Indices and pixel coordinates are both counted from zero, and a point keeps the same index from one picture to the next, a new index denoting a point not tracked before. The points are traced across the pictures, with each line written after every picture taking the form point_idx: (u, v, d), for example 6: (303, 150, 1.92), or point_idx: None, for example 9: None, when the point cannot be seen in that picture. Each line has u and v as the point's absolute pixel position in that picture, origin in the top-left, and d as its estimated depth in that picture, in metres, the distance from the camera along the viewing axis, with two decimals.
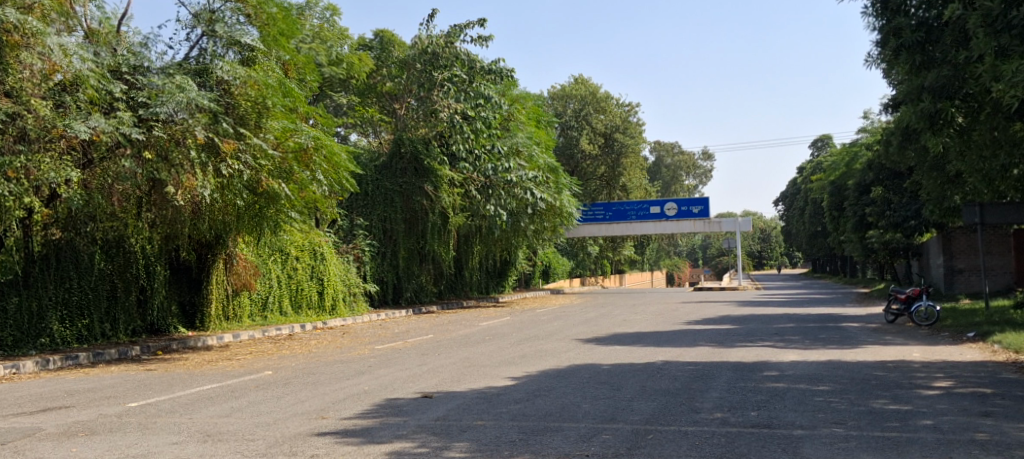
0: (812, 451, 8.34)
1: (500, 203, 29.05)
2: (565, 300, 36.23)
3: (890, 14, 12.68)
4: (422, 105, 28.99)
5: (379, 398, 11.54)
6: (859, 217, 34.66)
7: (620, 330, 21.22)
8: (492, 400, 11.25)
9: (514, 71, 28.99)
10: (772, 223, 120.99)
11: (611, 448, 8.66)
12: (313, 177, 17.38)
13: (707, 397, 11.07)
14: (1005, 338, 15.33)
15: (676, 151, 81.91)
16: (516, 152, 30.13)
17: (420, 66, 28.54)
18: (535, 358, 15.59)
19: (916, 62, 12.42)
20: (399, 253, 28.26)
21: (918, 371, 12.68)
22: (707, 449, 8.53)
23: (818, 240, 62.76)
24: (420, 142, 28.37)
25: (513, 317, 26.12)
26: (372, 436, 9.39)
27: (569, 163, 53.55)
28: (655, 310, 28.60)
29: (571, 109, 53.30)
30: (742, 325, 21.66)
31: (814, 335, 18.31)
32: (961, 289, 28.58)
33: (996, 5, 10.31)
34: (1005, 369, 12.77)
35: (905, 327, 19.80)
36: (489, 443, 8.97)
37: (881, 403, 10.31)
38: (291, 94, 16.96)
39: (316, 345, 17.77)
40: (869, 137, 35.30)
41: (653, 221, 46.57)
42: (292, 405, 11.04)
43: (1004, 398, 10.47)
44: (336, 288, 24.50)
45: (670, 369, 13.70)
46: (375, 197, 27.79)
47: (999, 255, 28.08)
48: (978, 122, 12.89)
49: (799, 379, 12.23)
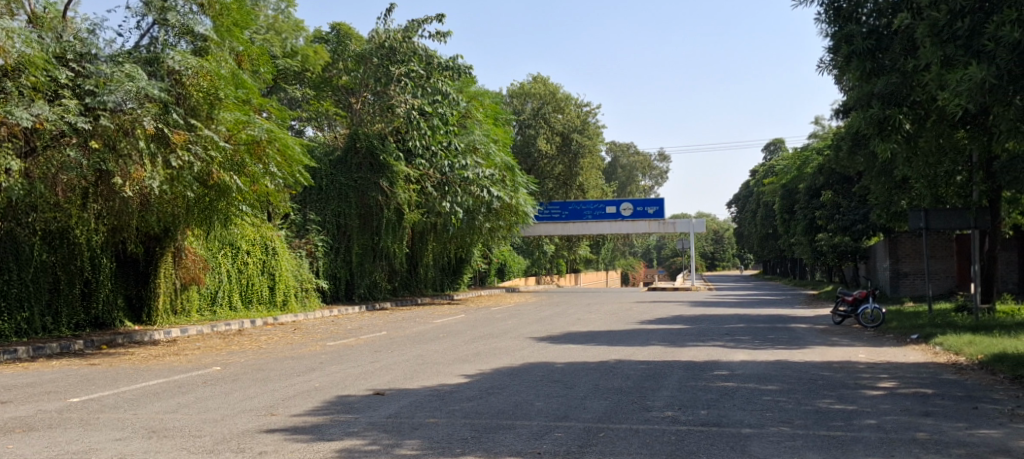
0: (760, 449, 8.44)
1: (456, 201, 28.75)
2: (520, 299, 36.33)
3: (842, 21, 12.88)
4: (379, 100, 28.62)
5: (330, 395, 11.44)
6: (809, 220, 35.69)
7: (574, 329, 21.28)
8: (444, 397, 11.23)
9: (471, 68, 28.94)
10: (724, 225, 122.69)
11: (563, 446, 8.68)
12: (266, 170, 17.15)
13: (659, 396, 11.15)
14: (947, 340, 15.69)
15: (632, 152, 82.40)
16: (473, 149, 30.06)
17: (376, 61, 28.10)
18: (489, 356, 15.57)
19: (866, 69, 12.56)
20: (353, 249, 28.24)
21: (863, 372, 12.90)
22: (658, 447, 8.59)
23: (770, 242, 63.74)
24: (376, 137, 28.18)
25: (468, 314, 26.11)
26: (322, 433, 9.30)
27: (526, 161, 53.50)
28: (609, 310, 28.69)
29: (529, 108, 53.39)
30: (694, 325, 21.90)
31: (763, 335, 18.57)
32: (905, 292, 29.22)
33: (942, 16, 10.49)
34: (946, 370, 13.06)
35: (850, 330, 20.17)
36: (441, 440, 8.95)
37: (827, 403, 10.48)
38: (244, 85, 16.93)
39: (266, 341, 17.56)
40: (820, 141, 36.26)
41: (610, 221, 46.77)
42: (240, 401, 10.90)
43: (945, 398, 10.70)
44: (287, 283, 24.20)
45: (623, 368, 13.78)
46: (330, 193, 27.67)
47: (942, 259, 28.69)
48: (925, 129, 13.05)
49: (748, 379, 12.38)
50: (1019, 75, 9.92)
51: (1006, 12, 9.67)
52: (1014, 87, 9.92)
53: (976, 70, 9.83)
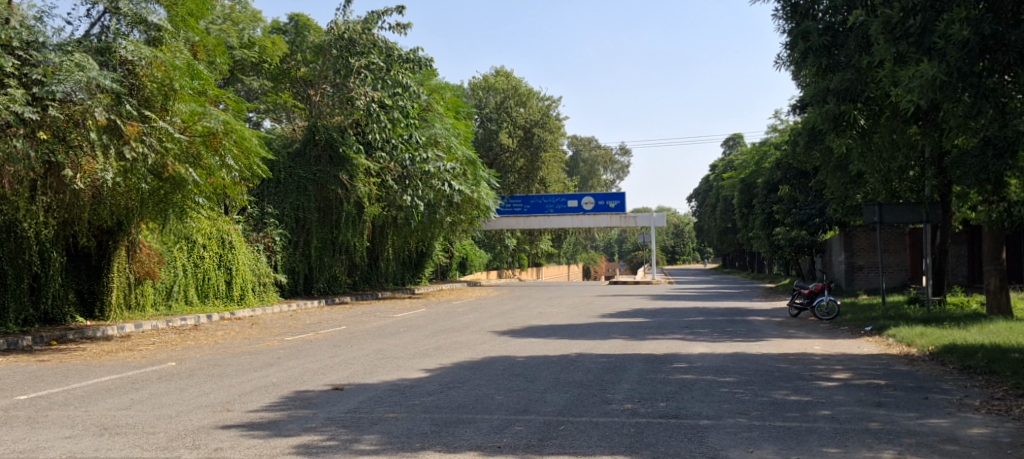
0: (717, 441, 8.51)
1: (417, 194, 28.71)
2: (482, 293, 36.32)
3: (798, 18, 13.03)
4: (339, 92, 28.45)
5: (288, 390, 11.33)
6: (767, 215, 36.10)
7: (535, 323, 21.30)
8: (404, 392, 11.16)
9: (432, 61, 28.76)
10: (684, 218, 123.75)
11: (523, 440, 8.67)
12: (222, 163, 16.94)
13: (619, 389, 11.19)
14: (899, 332, 15.95)
15: (593, 146, 82.67)
16: (434, 143, 29.96)
17: (336, 52, 28.04)
18: (450, 350, 15.51)
19: (822, 65, 12.73)
20: (312, 243, 27.96)
21: (818, 364, 13.05)
22: (617, 440, 8.62)
23: (729, 236, 64.48)
24: (335, 130, 28.04)
25: (429, 308, 26.02)
26: (279, 429, 9.21)
27: (488, 155, 53.41)
28: (570, 304, 28.78)
29: (491, 101, 53.28)
30: (654, 318, 22.03)
31: (722, 328, 18.73)
32: (860, 285, 29.65)
33: (895, 13, 10.60)
34: (898, 361, 13.26)
35: (806, 322, 20.42)
36: (400, 435, 8.90)
37: (783, 394, 10.59)
38: (200, 76, 16.59)
39: (222, 336, 17.36)
40: (777, 136, 36.95)
41: (572, 215, 46.89)
42: (195, 397, 10.75)
43: (897, 389, 10.86)
44: (244, 277, 23.92)
45: (583, 361, 13.81)
46: (288, 186, 27.33)
47: (895, 252, 29.18)
48: (880, 124, 13.26)
49: (706, 371, 12.47)
50: (969, 72, 10.03)
51: (956, 10, 9.87)
52: (964, 84, 10.05)
53: (927, 66, 9.94)
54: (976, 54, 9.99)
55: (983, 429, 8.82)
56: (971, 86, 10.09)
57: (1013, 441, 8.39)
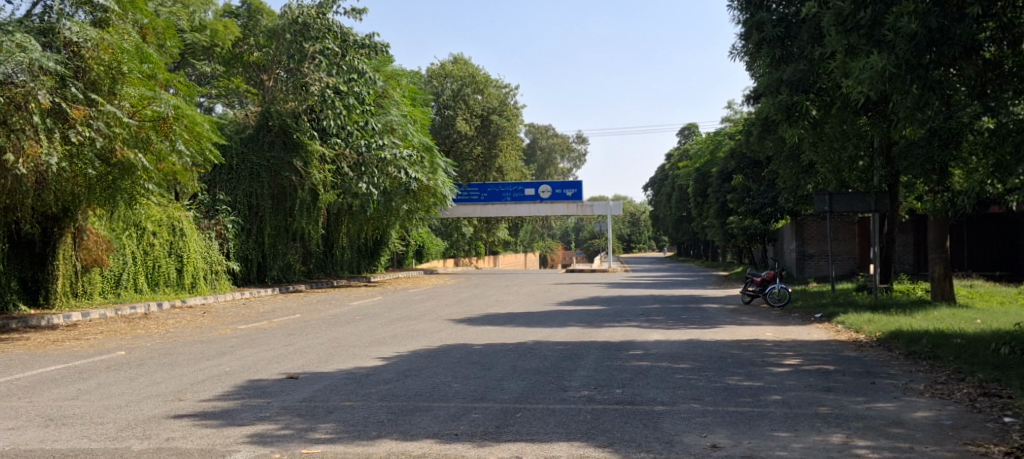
0: (672, 426, 8.54)
1: (373, 181, 28.38)
2: (438, 281, 36.20)
3: (752, 10, 13.29)
4: (292, 77, 28.00)
5: (241, 379, 11.16)
6: (721, 204, 36.43)
7: (492, 311, 21.25)
8: (359, 380, 11.06)
9: (387, 46, 28.63)
10: (640, 207, 124.70)
11: (480, 427, 8.63)
12: (174, 148, 16.63)
13: (576, 376, 11.19)
14: (848, 319, 16.19)
15: (550, 134, 82.73)
16: (391, 130, 29.72)
17: (290, 36, 27.51)
18: (406, 338, 15.42)
19: (776, 56, 12.86)
20: (265, 230, 27.64)
21: (770, 350, 13.20)
22: (574, 426, 8.61)
23: (684, 225, 65.13)
24: (289, 115, 27.63)
25: (385, 296, 25.87)
26: (232, 418, 9.07)
27: (445, 143, 53.17)
28: (527, 291, 28.80)
29: (448, 89, 52.97)
30: (610, 306, 22.11)
31: (677, 316, 18.87)
32: (810, 273, 30.12)
33: (846, 6, 10.65)
34: (847, 347, 13.45)
35: (758, 309, 20.66)
36: (356, 424, 8.80)
37: (736, 380, 10.68)
38: (149, 59, 16.39)
39: (173, 324, 17.10)
40: (731, 126, 37.40)
41: (529, 203, 46.91)
42: (145, 387, 10.54)
43: (846, 374, 11.01)
44: (195, 265, 23.53)
45: (539, 348, 13.80)
46: (241, 172, 26.94)
47: (845, 241, 29.58)
48: (830, 115, 12.99)
49: (661, 358, 12.53)
50: (916, 64, 10.08)
51: (903, 4, 9.88)
52: (912, 76, 10.09)
53: (876, 58, 10.03)
54: (922, 47, 10.02)
55: (927, 412, 8.97)
56: (918, 77, 10.11)
57: (955, 423, 8.54)
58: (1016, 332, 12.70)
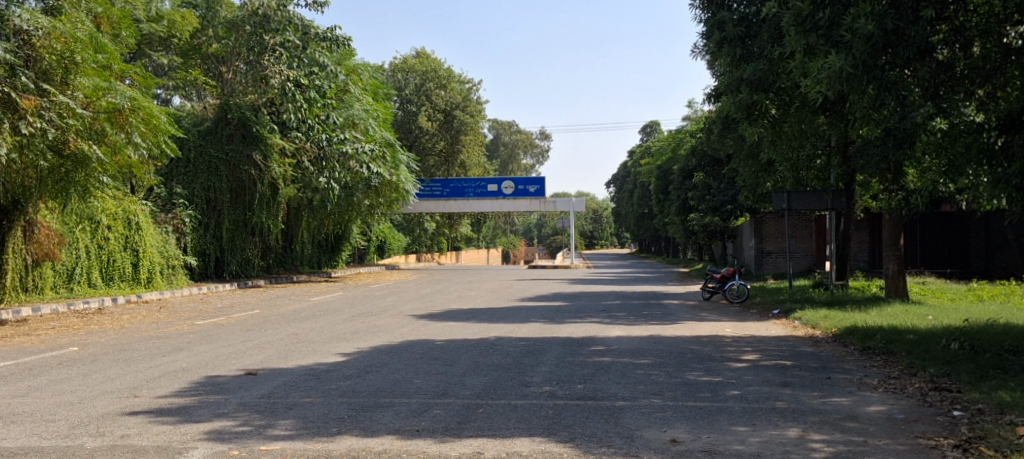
0: (633, 421, 8.56)
1: (333, 176, 28.17)
2: (400, 276, 36.01)
3: (714, 8, 13.24)
4: (252, 69, 27.61)
5: (198, 376, 11.00)
6: (682, 200, 36.67)
7: (454, 307, 21.19)
8: (319, 376, 10.95)
9: (349, 40, 28.23)
10: (602, 204, 125.23)
11: (441, 423, 8.58)
12: (129, 140, 16.34)
13: (538, 371, 11.18)
14: (805, 315, 16.37)
15: (513, 130, 82.63)
16: (352, 124, 29.43)
17: (250, 29, 27.26)
18: (367, 334, 15.30)
19: (737, 55, 12.89)
20: (223, 225, 27.31)
21: (729, 345, 13.29)
22: (535, 422, 8.59)
23: (646, 221, 65.52)
24: (248, 108, 27.19)
25: (346, 292, 25.66)
26: (189, 415, 8.92)
27: (407, 138, 52.93)
28: (489, 287, 28.73)
29: (411, 84, 52.73)
30: (572, 302, 22.14)
31: (638, 312, 18.95)
32: (769, 270, 30.39)
33: (805, 6, 10.69)
34: (804, 343, 13.60)
35: (718, 305, 20.83)
36: (316, 420, 8.71)
37: (696, 375, 10.74)
38: (103, 49, 16.14)
39: (129, 319, 16.81)
40: (692, 124, 37.79)
41: (491, 199, 46.82)
42: (99, 383, 10.35)
43: (802, 369, 11.12)
44: (152, 259, 23.13)
45: (502, 344, 13.76)
46: (198, 166, 26.70)
47: (803, 239, 29.94)
48: (789, 114, 13.31)
49: (623, 354, 12.56)
50: (873, 65, 10.22)
51: (861, 6, 10.00)
52: (869, 76, 10.22)
53: (835, 59, 10.17)
54: (879, 48, 10.14)
55: (881, 406, 9.08)
56: (875, 78, 10.25)
57: (907, 417, 8.66)
58: (967, 329, 12.91)
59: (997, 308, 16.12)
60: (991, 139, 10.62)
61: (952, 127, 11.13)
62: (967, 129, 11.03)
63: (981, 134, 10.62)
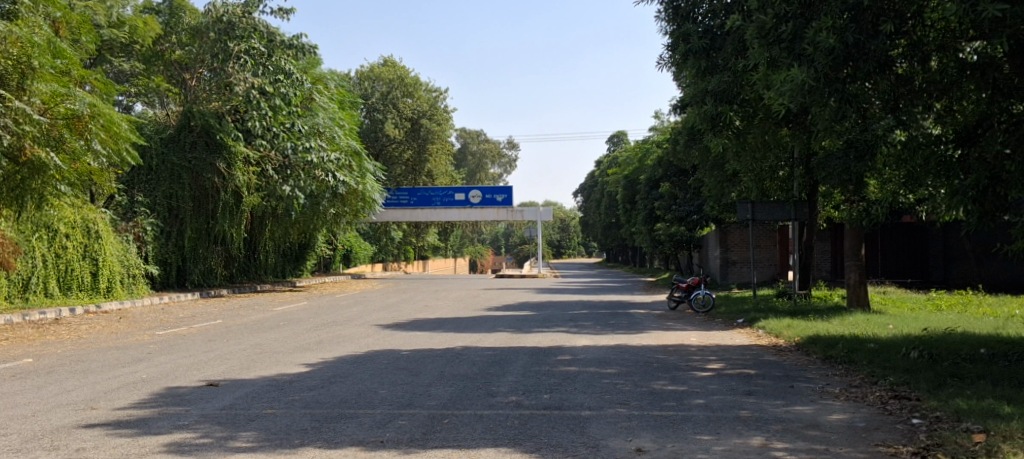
0: (598, 431, 8.53)
1: (298, 184, 28.03)
2: (366, 286, 35.76)
3: (680, 20, 13.29)
4: (216, 77, 27.44)
5: (158, 387, 10.80)
6: (649, 210, 36.88)
7: (421, 316, 21.06)
8: (283, 387, 10.80)
9: (316, 48, 28.14)
10: (569, 213, 125.67)
11: (406, 434, 8.48)
12: (88, 147, 16.13)
13: (504, 381, 11.12)
14: (768, 324, 16.50)
15: (481, 139, 82.54)
16: (317, 133, 29.18)
17: (214, 35, 27.07)
18: (331, 344, 15.14)
19: (701, 67, 12.99)
20: (186, 233, 27.02)
21: (694, 355, 13.32)
22: (501, 432, 8.52)
23: (613, 231, 65.73)
24: (212, 115, 26.83)
25: (310, 301, 25.44)
26: (148, 427, 8.75)
27: (374, 146, 52.70)
28: (456, 297, 28.62)
29: (378, 92, 52.53)
30: (539, 311, 22.10)
31: (605, 321, 18.94)
32: (733, 280, 30.59)
33: (769, 19, 10.74)
34: (767, 352, 13.69)
35: (684, 314, 20.91)
36: (278, 432, 8.57)
37: (661, 384, 10.74)
38: (62, 55, 15.83)
39: (87, 330, 16.48)
40: (658, 135, 38.10)
41: (458, 208, 46.73)
42: (55, 395, 10.11)
43: (766, 378, 11.16)
44: (112, 268, 22.77)
45: (468, 354, 13.69)
46: (160, 173, 26.35)
47: (767, 249, 30.21)
48: (753, 126, 13.37)
49: (589, 363, 12.53)
50: (835, 78, 10.29)
51: (823, 19, 10.11)
52: (830, 89, 10.28)
53: (796, 71, 10.24)
54: (841, 62, 10.22)
55: (842, 414, 9.13)
56: (836, 91, 10.29)
57: (867, 425, 8.71)
58: (926, 338, 13.06)
59: (955, 317, 16.38)
60: (948, 151, 11.24)
61: (911, 139, 11.48)
62: (926, 141, 11.39)
63: (937, 147, 11.34)
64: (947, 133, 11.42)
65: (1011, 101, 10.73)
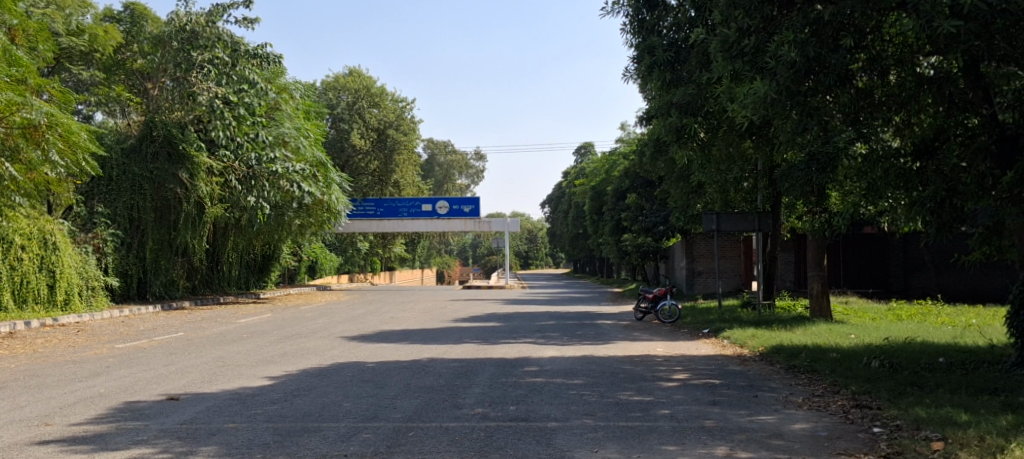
0: (564, 442, 8.48)
1: (263, 195, 27.61)
2: (331, 297, 35.48)
3: (644, 33, 13.34)
4: (179, 86, 26.88)
5: (116, 402, 10.58)
6: (616, 221, 36.96)
7: (387, 328, 20.90)
8: (245, 401, 10.64)
9: (281, 57, 27.98)
10: (537, 224, 125.93)
11: (371, 447, 8.37)
12: (45, 157, 15.98)
13: (470, 393, 11.04)
14: (733, 334, 16.57)
15: (449, 150, 82.43)
16: (283, 142, 28.95)
17: (177, 45, 26.81)
18: (295, 357, 14.97)
19: (666, 79, 13.10)
20: (147, 244, 26.70)
21: (660, 365, 13.33)
22: (466, 444, 8.44)
23: (580, 241, 65.88)
24: (175, 125, 26.61)
25: (275, 313, 25.16)
26: (105, 443, 8.56)
27: (340, 157, 52.41)
28: (423, 308, 28.46)
29: (344, 102, 52.21)
30: (506, 322, 22.04)
31: (571, 332, 18.92)
32: (699, 290, 30.74)
33: (732, 33, 10.77)
34: (732, 362, 13.73)
35: (650, 325, 20.94)
36: (239, 446, 8.43)
37: (627, 394, 10.72)
38: (20, 63, 15.57)
39: (43, 344, 16.15)
40: (625, 146, 38.29)
41: (425, 218, 46.53)
42: (9, 412, 9.87)
43: (730, 388, 11.18)
44: (70, 280, 22.34)
45: (434, 366, 13.58)
46: (121, 183, 25.98)
47: (731, 259, 30.41)
48: (717, 138, 13.40)
49: (556, 374, 12.48)
50: (796, 91, 10.36)
51: (784, 33, 10.15)
52: (792, 102, 10.37)
53: (759, 84, 10.29)
54: (803, 75, 10.28)
55: (805, 424, 9.16)
56: (797, 104, 10.39)
57: (830, 434, 8.74)
58: (887, 347, 13.16)
59: (915, 326, 16.57)
60: (907, 163, 11.47)
61: (870, 153, 11.55)
62: (886, 154, 11.54)
63: (896, 160, 11.50)
64: (905, 145, 11.61)
65: (966, 115, 11.27)
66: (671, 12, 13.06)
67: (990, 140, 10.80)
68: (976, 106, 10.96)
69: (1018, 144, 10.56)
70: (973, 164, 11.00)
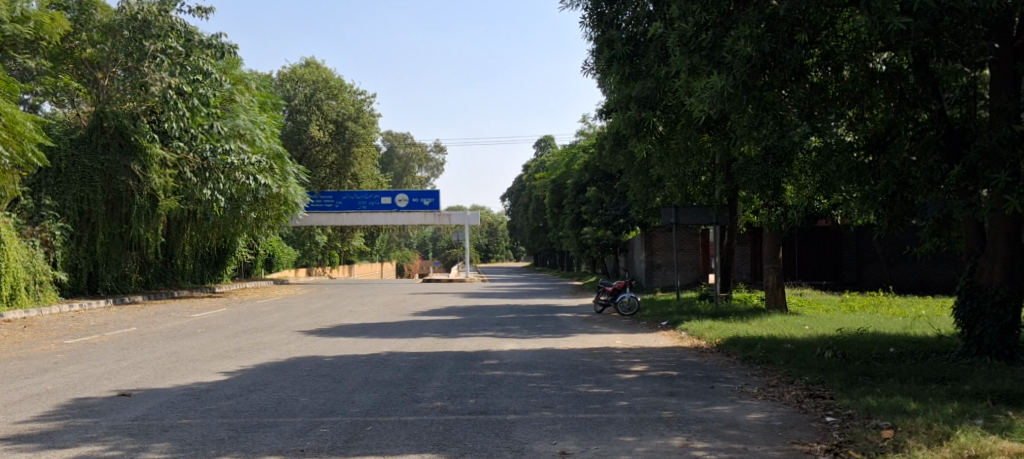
0: (522, 434, 8.44)
1: (218, 187, 27.57)
2: (288, 290, 35.11)
3: (603, 27, 13.32)
4: (129, 76, 26.36)
5: (65, 398, 10.34)
6: (576, 214, 37.04)
7: (345, 322, 20.71)
8: (200, 396, 10.45)
9: (235, 48, 27.48)
10: (497, 217, 125.95)
11: (327, 442, 8.26)
12: None
13: (428, 386, 10.95)
14: (690, 326, 16.65)
15: (408, 142, 81.97)
16: (238, 134, 28.59)
17: (127, 33, 26.02)
18: (251, 351, 14.75)
19: (625, 73, 13.00)
20: (97, 238, 26.25)
21: (618, 357, 13.33)
22: (424, 438, 8.37)
23: (541, 235, 65.94)
24: (126, 116, 26.00)
25: (230, 307, 24.80)
26: (53, 441, 8.35)
27: (298, 149, 51.83)
28: (381, 302, 28.28)
29: (301, 93, 51.67)
30: (464, 316, 21.93)
31: (531, 325, 18.86)
32: (658, 282, 30.90)
33: (689, 28, 10.81)
34: (689, 353, 13.79)
35: (609, 317, 20.97)
36: (193, 442, 8.27)
37: (586, 387, 10.70)
38: None
39: None
40: (584, 140, 38.43)
41: (384, 211, 46.21)
42: None
43: (687, 379, 11.22)
44: (16, 274, 21.80)
45: (393, 360, 13.45)
46: (70, 176, 25.46)
47: (690, 251, 30.63)
48: (676, 132, 13.40)
49: (515, 367, 12.43)
50: (752, 85, 10.37)
51: (741, 28, 10.09)
52: (748, 96, 10.36)
53: (716, 78, 10.19)
54: (756, 70, 10.34)
55: (760, 414, 9.22)
56: (753, 98, 10.40)
57: (783, 424, 8.79)
58: (839, 337, 13.33)
59: (867, 318, 16.77)
60: (860, 157, 11.58)
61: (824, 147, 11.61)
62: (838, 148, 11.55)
63: (850, 153, 11.54)
64: (857, 140, 11.72)
65: (916, 110, 11.23)
66: (631, 6, 13.09)
67: (938, 135, 10.94)
68: (925, 102, 11.12)
69: (965, 138, 10.88)
70: (922, 158, 10.98)
